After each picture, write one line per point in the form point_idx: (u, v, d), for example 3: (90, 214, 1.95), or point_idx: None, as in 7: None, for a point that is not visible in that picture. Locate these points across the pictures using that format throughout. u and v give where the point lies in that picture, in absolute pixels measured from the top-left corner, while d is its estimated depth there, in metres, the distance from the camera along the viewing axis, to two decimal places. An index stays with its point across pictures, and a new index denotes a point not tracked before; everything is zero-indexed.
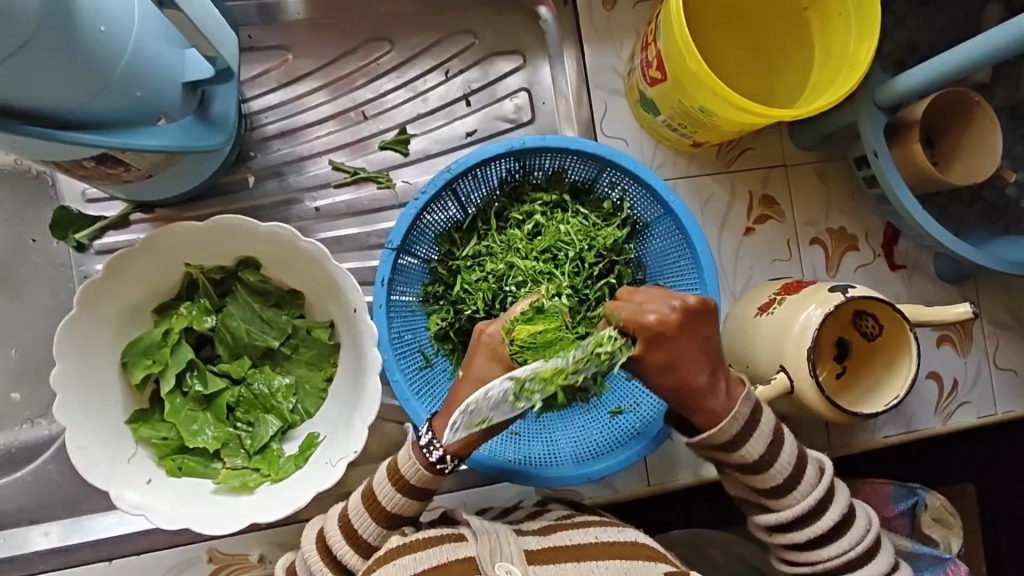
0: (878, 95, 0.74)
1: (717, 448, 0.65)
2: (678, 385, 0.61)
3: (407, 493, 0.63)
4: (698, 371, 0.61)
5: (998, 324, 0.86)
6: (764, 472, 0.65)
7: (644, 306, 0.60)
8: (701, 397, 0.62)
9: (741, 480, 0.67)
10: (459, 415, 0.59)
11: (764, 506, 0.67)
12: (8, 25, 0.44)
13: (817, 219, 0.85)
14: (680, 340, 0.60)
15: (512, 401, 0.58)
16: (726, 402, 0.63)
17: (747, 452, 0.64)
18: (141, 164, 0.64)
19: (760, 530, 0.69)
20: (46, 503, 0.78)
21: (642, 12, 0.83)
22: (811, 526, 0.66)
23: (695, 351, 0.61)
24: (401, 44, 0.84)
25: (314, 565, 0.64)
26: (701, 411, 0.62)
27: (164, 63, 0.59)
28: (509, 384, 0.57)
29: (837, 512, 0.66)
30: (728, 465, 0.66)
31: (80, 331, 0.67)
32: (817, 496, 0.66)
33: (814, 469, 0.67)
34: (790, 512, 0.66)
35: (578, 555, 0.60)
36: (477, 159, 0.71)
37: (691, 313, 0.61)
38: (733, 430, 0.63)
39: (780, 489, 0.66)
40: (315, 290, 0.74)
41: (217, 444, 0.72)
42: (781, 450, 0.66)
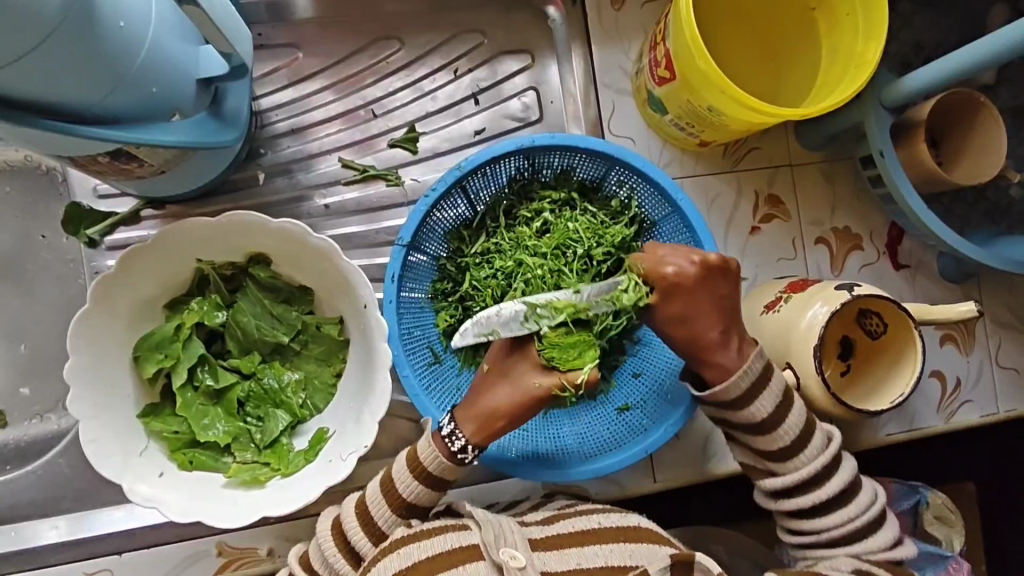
0: (884, 96, 0.75)
1: (726, 407, 0.67)
2: (691, 339, 0.65)
3: (423, 481, 0.64)
4: (710, 327, 0.65)
5: (1001, 324, 0.86)
6: (770, 434, 0.67)
7: (664, 258, 0.64)
8: (712, 350, 0.65)
9: (748, 442, 0.68)
10: (470, 324, 0.62)
11: (770, 470, 0.68)
12: (30, 21, 0.45)
13: (822, 219, 0.85)
14: (696, 294, 0.64)
15: (522, 320, 0.62)
16: (736, 360, 0.66)
17: (756, 409, 0.66)
18: (155, 159, 0.65)
19: (766, 496, 0.70)
20: (56, 496, 0.78)
21: (650, 12, 0.84)
22: (815, 493, 0.67)
23: (711, 306, 0.65)
24: (410, 43, 0.85)
25: (328, 550, 0.64)
26: (710, 365, 0.66)
27: (179, 59, 0.60)
28: (523, 305, 0.62)
29: (842, 481, 0.67)
30: (739, 427, 0.68)
31: (92, 325, 0.68)
32: (821, 462, 0.67)
33: (822, 437, 0.68)
34: (796, 475, 0.67)
35: (582, 540, 0.62)
36: (488, 157, 0.71)
37: (709, 270, 0.64)
38: (743, 385, 0.65)
39: (787, 451, 0.67)
40: (324, 286, 0.74)
41: (228, 438, 0.72)
42: (789, 413, 0.67)
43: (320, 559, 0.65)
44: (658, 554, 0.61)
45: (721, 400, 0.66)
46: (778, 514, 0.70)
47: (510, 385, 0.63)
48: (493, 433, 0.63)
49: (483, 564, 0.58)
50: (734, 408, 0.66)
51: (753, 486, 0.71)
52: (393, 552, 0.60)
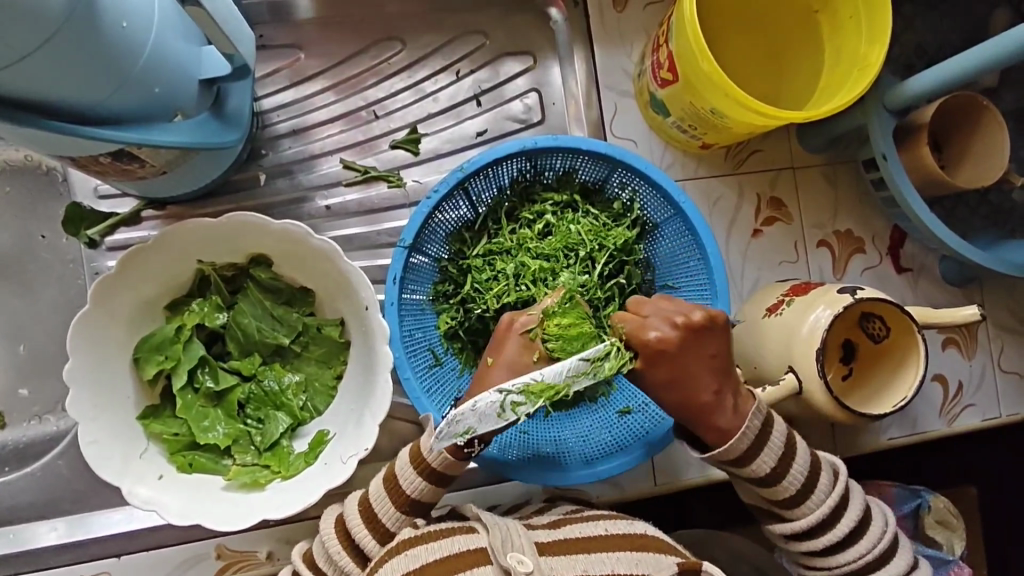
0: (887, 99, 0.75)
1: (728, 463, 0.66)
2: (683, 402, 0.62)
3: (426, 477, 0.64)
4: (703, 389, 0.62)
5: (1003, 327, 0.86)
6: (775, 485, 0.66)
7: (647, 321, 0.62)
8: (711, 415, 0.63)
9: (754, 490, 0.68)
10: (444, 425, 0.59)
11: (779, 515, 0.68)
12: (34, 20, 0.45)
13: (824, 222, 0.85)
14: (681, 357, 0.62)
15: (499, 414, 0.58)
16: (733, 419, 0.64)
17: (760, 465, 0.65)
18: (157, 160, 0.65)
19: (776, 536, 0.70)
20: (55, 498, 0.78)
21: (653, 13, 0.84)
22: (826, 534, 0.66)
23: (700, 368, 0.62)
24: (412, 44, 0.84)
25: (333, 547, 0.64)
26: (709, 428, 0.63)
27: (181, 60, 0.60)
28: (498, 396, 0.58)
29: (854, 516, 0.67)
30: (743, 479, 0.67)
31: (93, 326, 0.68)
32: (831, 504, 0.66)
33: (829, 476, 0.68)
34: (806, 520, 0.66)
35: (588, 547, 0.61)
36: (490, 159, 0.71)
37: (695, 330, 0.62)
38: (743, 446, 0.64)
39: (794, 500, 0.66)
40: (326, 287, 0.74)
41: (228, 440, 0.72)
42: (793, 461, 0.66)
43: (325, 558, 0.65)
44: (665, 563, 0.60)
45: (724, 458, 0.65)
46: (791, 552, 0.70)
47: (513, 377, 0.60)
48: (495, 424, 0.61)
49: (489, 569, 0.58)
50: (740, 465, 0.65)
51: (763, 528, 0.70)
52: (399, 554, 0.60)
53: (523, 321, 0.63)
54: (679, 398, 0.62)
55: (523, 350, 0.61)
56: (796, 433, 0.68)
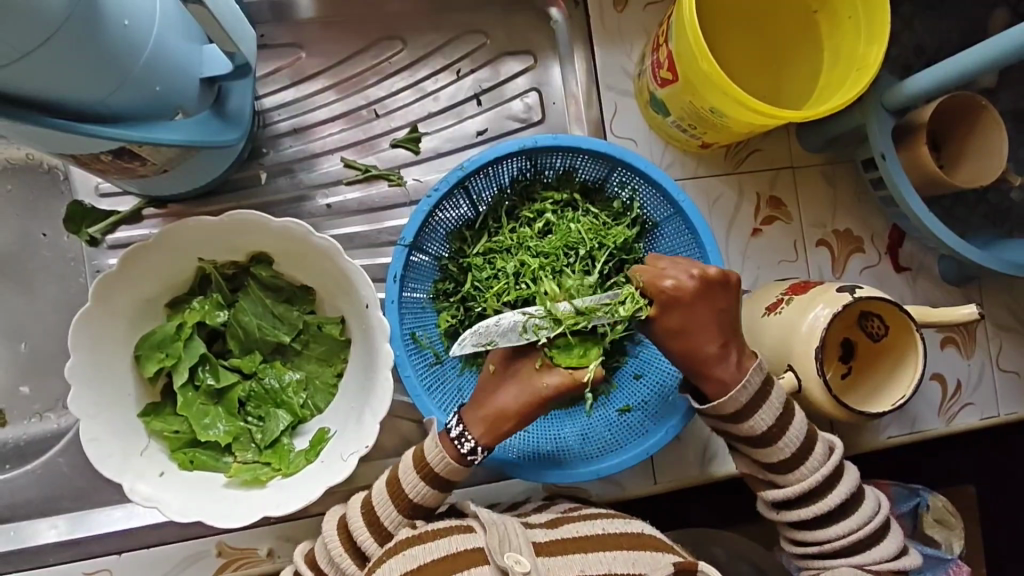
0: (886, 99, 0.76)
1: (724, 419, 0.66)
2: (687, 351, 0.64)
3: (429, 481, 0.64)
4: (710, 340, 0.64)
5: (1002, 327, 0.86)
6: (771, 447, 0.67)
7: (664, 271, 0.64)
8: (710, 364, 0.64)
9: (748, 452, 0.68)
10: (470, 335, 0.64)
11: (772, 481, 0.68)
12: (36, 18, 0.45)
13: (823, 221, 0.85)
14: (695, 307, 0.63)
15: (520, 332, 0.63)
16: (735, 373, 0.65)
17: (756, 423, 0.66)
18: (158, 159, 0.65)
19: (768, 507, 0.70)
20: (55, 496, 0.78)
21: (653, 13, 0.84)
22: (818, 504, 0.67)
23: (709, 319, 0.64)
24: (413, 43, 0.85)
25: (334, 549, 0.64)
26: (709, 378, 0.65)
27: (183, 59, 0.60)
28: (520, 316, 0.63)
29: (844, 492, 0.67)
30: (739, 438, 0.67)
31: (95, 323, 0.68)
32: (823, 473, 0.67)
33: (824, 447, 0.68)
34: (798, 487, 0.67)
35: (586, 546, 0.61)
36: (490, 157, 0.71)
37: (709, 283, 0.64)
38: (741, 400, 0.65)
39: (788, 464, 0.67)
40: (326, 286, 0.74)
41: (228, 438, 0.72)
42: (790, 424, 0.66)
43: (327, 559, 0.65)
44: (663, 562, 0.61)
45: (721, 413, 0.66)
46: (782, 525, 0.70)
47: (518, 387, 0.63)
48: (499, 432, 0.63)
49: (487, 569, 0.58)
50: (734, 422, 0.66)
51: (755, 496, 0.71)
52: (399, 554, 0.60)
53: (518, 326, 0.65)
54: (682, 344, 0.63)
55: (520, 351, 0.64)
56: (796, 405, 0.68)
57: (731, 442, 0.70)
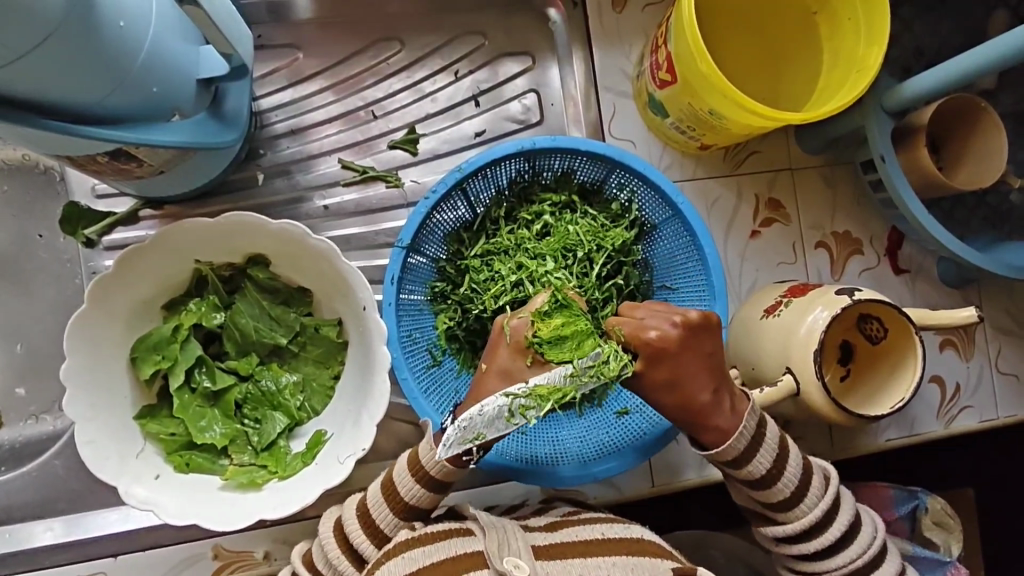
0: (885, 101, 0.75)
1: (725, 463, 0.66)
2: (682, 403, 0.61)
3: (424, 484, 0.64)
4: (702, 389, 0.61)
5: (1001, 329, 0.86)
6: (770, 489, 0.66)
7: (645, 322, 0.61)
8: (708, 415, 0.62)
9: (747, 492, 0.68)
10: (453, 431, 0.60)
11: (772, 518, 0.68)
12: (31, 18, 0.44)
13: (822, 223, 0.85)
14: (682, 356, 0.61)
15: (507, 418, 0.59)
16: (731, 419, 0.63)
17: (754, 467, 0.65)
18: (154, 160, 0.65)
19: (767, 539, 0.70)
20: (51, 498, 0.78)
21: (652, 14, 0.84)
22: (819, 538, 0.67)
23: (700, 368, 0.61)
24: (411, 44, 0.84)
25: (331, 552, 0.64)
26: (707, 429, 0.63)
27: (179, 60, 0.60)
28: (504, 401, 0.59)
29: (843, 523, 0.67)
30: (738, 480, 0.67)
31: (90, 325, 0.67)
32: (823, 508, 0.67)
33: (821, 480, 0.68)
34: (798, 524, 0.67)
35: (584, 551, 0.61)
36: (488, 159, 0.71)
37: (692, 329, 0.61)
38: (740, 447, 0.64)
39: (787, 503, 0.67)
40: (323, 287, 0.74)
41: (225, 440, 0.72)
42: (788, 464, 0.66)
43: (325, 563, 0.65)
44: (662, 568, 0.60)
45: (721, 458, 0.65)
46: (782, 556, 0.70)
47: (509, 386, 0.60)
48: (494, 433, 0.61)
49: (486, 572, 0.57)
50: (733, 467, 0.65)
51: (754, 530, 0.70)
52: (397, 556, 0.60)
53: (514, 326, 0.63)
54: (674, 399, 0.61)
55: (515, 354, 0.61)
56: (790, 439, 0.68)
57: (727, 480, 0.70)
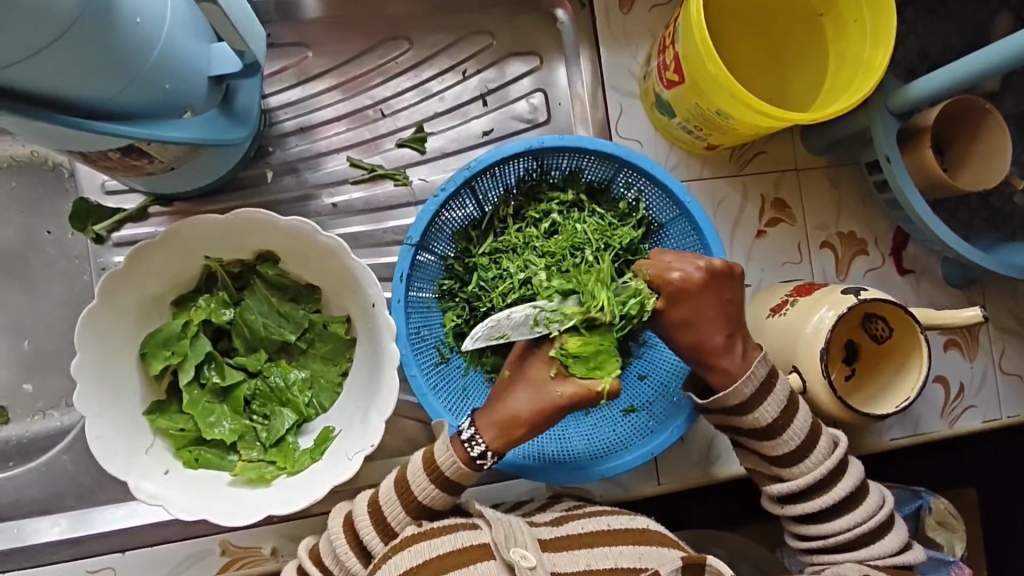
0: (891, 103, 0.76)
1: (731, 411, 0.67)
2: (695, 343, 0.66)
3: (439, 485, 0.64)
4: (716, 331, 0.66)
5: (1004, 330, 0.87)
6: (775, 439, 0.67)
7: (670, 264, 0.65)
8: (716, 355, 0.66)
9: (752, 445, 0.69)
10: (482, 328, 0.65)
11: (776, 475, 0.69)
12: (46, 13, 0.45)
13: (827, 223, 0.86)
14: (701, 297, 0.65)
15: (531, 325, 0.63)
16: (740, 364, 0.66)
17: (760, 414, 0.66)
18: (166, 157, 0.65)
19: (772, 500, 0.70)
20: (58, 493, 0.78)
21: (658, 14, 0.84)
22: (821, 497, 0.67)
23: (715, 310, 0.66)
24: (419, 44, 0.85)
25: (340, 547, 0.64)
26: (715, 370, 0.66)
27: (192, 57, 0.60)
28: (531, 309, 0.63)
29: (848, 487, 0.67)
30: (743, 430, 0.68)
31: (101, 319, 0.68)
32: (828, 466, 0.67)
33: (828, 441, 0.68)
34: (802, 479, 0.67)
35: (592, 542, 0.62)
36: (497, 158, 0.71)
37: (715, 275, 0.66)
38: (747, 390, 0.66)
39: (793, 457, 0.67)
40: (332, 284, 0.74)
41: (234, 436, 0.72)
42: (795, 416, 0.67)
43: (332, 556, 0.65)
44: (669, 557, 0.61)
45: (726, 405, 0.67)
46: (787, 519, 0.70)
47: (531, 391, 0.62)
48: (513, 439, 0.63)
49: (493, 563, 0.58)
50: (740, 413, 0.67)
51: (760, 490, 0.71)
52: (403, 550, 0.60)
53: (544, 334, 0.63)
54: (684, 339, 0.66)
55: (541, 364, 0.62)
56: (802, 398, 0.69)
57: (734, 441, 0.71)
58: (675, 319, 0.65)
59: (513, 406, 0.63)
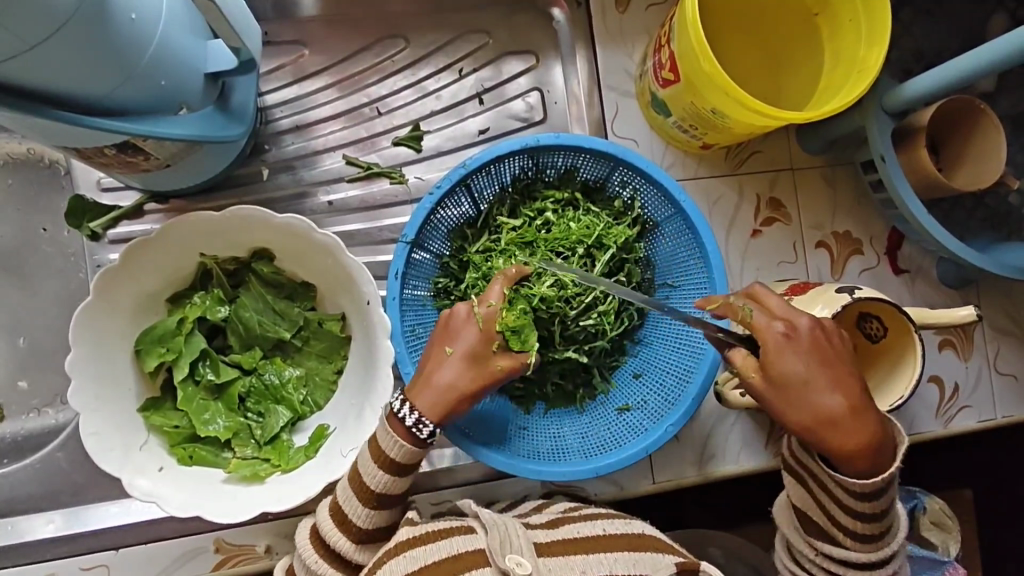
0: (885, 101, 0.76)
1: (847, 490, 0.62)
2: (819, 413, 0.61)
3: (388, 470, 0.63)
4: (840, 400, 0.61)
5: (1000, 330, 0.87)
6: (870, 520, 0.63)
7: (777, 311, 0.63)
8: (847, 429, 0.61)
9: (836, 512, 0.64)
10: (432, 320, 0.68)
11: (835, 539, 0.65)
12: (44, 8, 0.45)
13: (822, 223, 0.86)
14: (824, 358, 0.62)
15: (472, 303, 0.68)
16: (877, 440, 0.62)
17: (877, 503, 0.62)
18: (161, 153, 0.65)
19: (806, 547, 0.67)
20: (53, 490, 0.78)
21: (655, 14, 0.84)
22: (875, 572, 0.65)
23: (836, 373, 0.62)
24: (416, 42, 0.85)
25: (310, 558, 0.65)
26: (851, 450, 0.61)
27: (188, 54, 0.60)
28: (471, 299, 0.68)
29: (897, 567, 0.66)
30: (840, 502, 0.63)
31: (96, 317, 0.68)
32: (896, 551, 0.65)
33: (899, 524, 0.66)
34: (868, 558, 0.64)
35: (588, 548, 0.61)
36: (492, 156, 0.71)
37: (828, 333, 0.63)
38: (880, 475, 0.62)
39: (872, 536, 0.64)
40: (328, 282, 0.74)
41: (228, 433, 0.72)
42: (893, 508, 0.64)
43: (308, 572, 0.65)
44: (663, 563, 0.61)
45: (853, 489, 0.62)
46: (808, 562, 0.67)
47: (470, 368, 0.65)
48: (454, 412, 0.64)
49: (488, 570, 0.57)
50: (855, 493, 0.62)
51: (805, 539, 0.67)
52: (398, 556, 0.60)
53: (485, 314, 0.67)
54: (810, 413, 0.61)
55: (484, 341, 0.66)
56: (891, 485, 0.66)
57: (806, 484, 0.66)
58: (791, 382, 0.61)
59: (455, 380, 0.64)
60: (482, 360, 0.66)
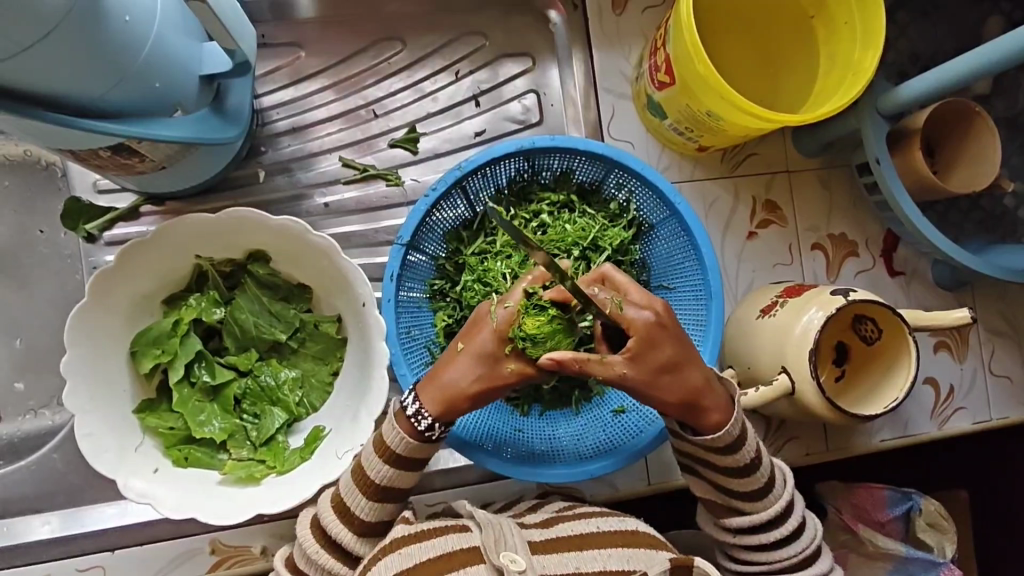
0: (879, 104, 0.76)
1: (713, 450, 0.65)
2: (682, 390, 0.62)
3: (393, 464, 0.64)
4: (695, 376, 0.62)
5: (994, 332, 0.87)
6: (748, 476, 0.66)
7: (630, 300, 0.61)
8: (704, 400, 0.63)
9: (716, 479, 0.67)
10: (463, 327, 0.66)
11: (736, 508, 0.67)
12: (39, 9, 0.45)
13: (818, 225, 0.86)
14: (672, 339, 0.62)
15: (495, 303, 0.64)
16: (727, 406, 0.64)
17: (741, 455, 0.65)
18: (156, 155, 0.65)
19: (720, 530, 0.69)
20: (49, 492, 0.78)
21: (651, 16, 0.84)
22: (779, 527, 0.67)
23: (686, 352, 0.62)
24: (413, 44, 0.85)
25: (310, 548, 0.64)
26: (706, 414, 0.63)
27: (182, 56, 0.60)
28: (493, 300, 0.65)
29: (800, 516, 0.68)
30: (714, 465, 0.66)
31: (90, 318, 0.68)
32: (788, 498, 0.67)
33: (781, 474, 0.69)
34: (763, 513, 0.66)
35: (581, 544, 0.61)
36: (487, 158, 0.71)
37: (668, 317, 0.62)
38: (735, 433, 0.64)
39: (758, 492, 0.66)
40: (324, 284, 0.74)
41: (224, 435, 0.72)
42: (762, 453, 0.67)
43: (306, 560, 0.64)
44: (658, 559, 0.61)
45: (712, 446, 0.64)
46: (729, 545, 0.69)
47: (480, 369, 0.63)
48: (457, 411, 0.63)
49: (482, 567, 0.58)
50: (723, 453, 0.65)
51: (712, 521, 0.69)
52: (394, 552, 0.60)
53: (501, 314, 0.63)
54: (675, 393, 0.62)
55: (497, 342, 0.62)
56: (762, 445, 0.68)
57: (691, 468, 0.68)
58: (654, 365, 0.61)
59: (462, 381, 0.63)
60: (490, 362, 0.62)
